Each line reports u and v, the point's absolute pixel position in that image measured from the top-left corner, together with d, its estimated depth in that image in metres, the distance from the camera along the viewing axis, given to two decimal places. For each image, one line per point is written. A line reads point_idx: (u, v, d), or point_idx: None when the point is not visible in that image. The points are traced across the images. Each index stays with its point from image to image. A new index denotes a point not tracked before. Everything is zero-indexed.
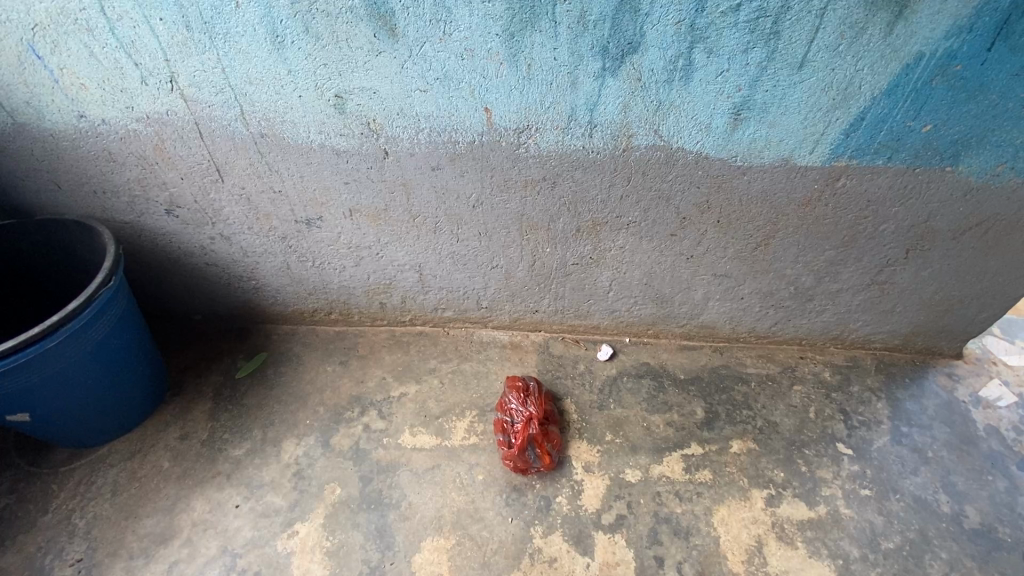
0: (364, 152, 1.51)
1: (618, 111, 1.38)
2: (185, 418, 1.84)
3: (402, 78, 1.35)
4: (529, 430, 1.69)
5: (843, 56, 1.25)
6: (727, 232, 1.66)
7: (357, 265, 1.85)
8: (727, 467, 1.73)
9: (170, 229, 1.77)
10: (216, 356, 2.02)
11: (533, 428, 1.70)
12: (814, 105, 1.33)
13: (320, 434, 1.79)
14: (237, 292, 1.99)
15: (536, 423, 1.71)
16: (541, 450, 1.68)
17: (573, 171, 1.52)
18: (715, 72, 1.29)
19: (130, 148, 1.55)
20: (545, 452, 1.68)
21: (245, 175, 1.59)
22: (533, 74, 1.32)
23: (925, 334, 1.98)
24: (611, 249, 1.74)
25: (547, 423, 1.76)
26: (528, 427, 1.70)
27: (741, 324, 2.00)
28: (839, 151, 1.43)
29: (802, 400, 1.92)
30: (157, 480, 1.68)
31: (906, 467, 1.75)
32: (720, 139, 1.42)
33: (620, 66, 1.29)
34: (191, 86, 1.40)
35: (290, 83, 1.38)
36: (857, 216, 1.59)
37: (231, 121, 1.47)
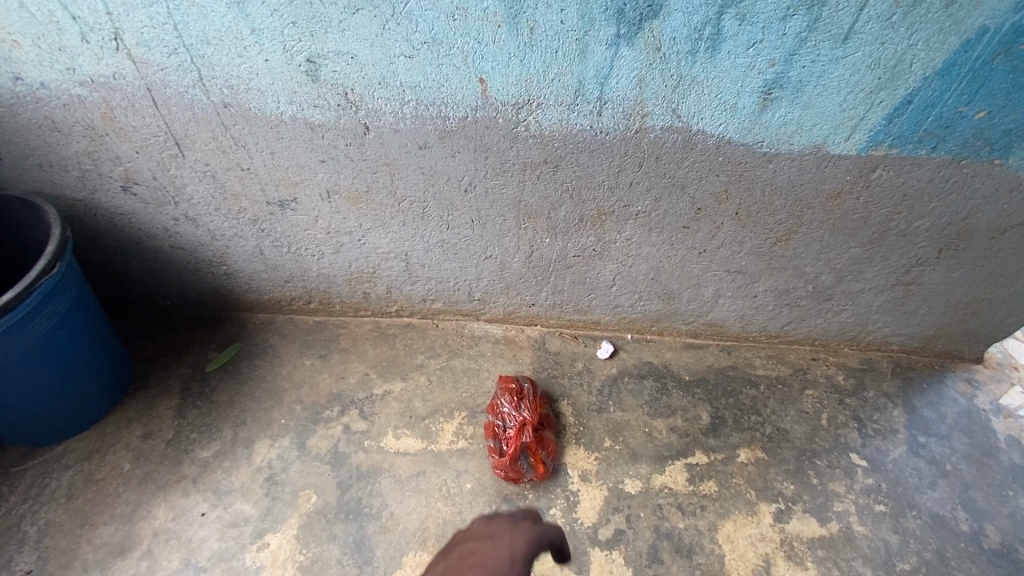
0: (342, 127, 1.33)
1: (633, 86, 1.20)
2: (149, 414, 1.69)
3: (384, 41, 1.16)
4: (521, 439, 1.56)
5: (895, 27, 1.08)
6: (746, 225, 1.50)
7: (338, 251, 1.68)
8: (733, 478, 1.61)
9: (129, 208, 1.59)
10: (184, 347, 1.85)
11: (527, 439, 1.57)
12: (856, 85, 1.17)
13: (296, 434, 1.65)
14: (206, 277, 1.81)
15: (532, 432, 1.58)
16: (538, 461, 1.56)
17: (578, 154, 1.35)
18: (747, 42, 1.11)
19: (76, 116, 1.36)
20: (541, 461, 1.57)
21: (208, 149, 1.41)
22: (536, 40, 1.14)
23: (947, 337, 1.86)
24: (616, 241, 1.58)
25: (542, 428, 1.63)
26: (520, 435, 1.57)
27: (752, 323, 1.86)
28: (879, 139, 1.26)
29: (814, 406, 1.80)
30: (115, 484, 1.54)
31: (922, 481, 1.64)
32: (746, 122, 1.24)
33: (636, 33, 1.12)
34: (139, 45, 1.21)
35: (254, 45, 1.19)
36: (889, 212, 1.44)
37: (189, 88, 1.28)
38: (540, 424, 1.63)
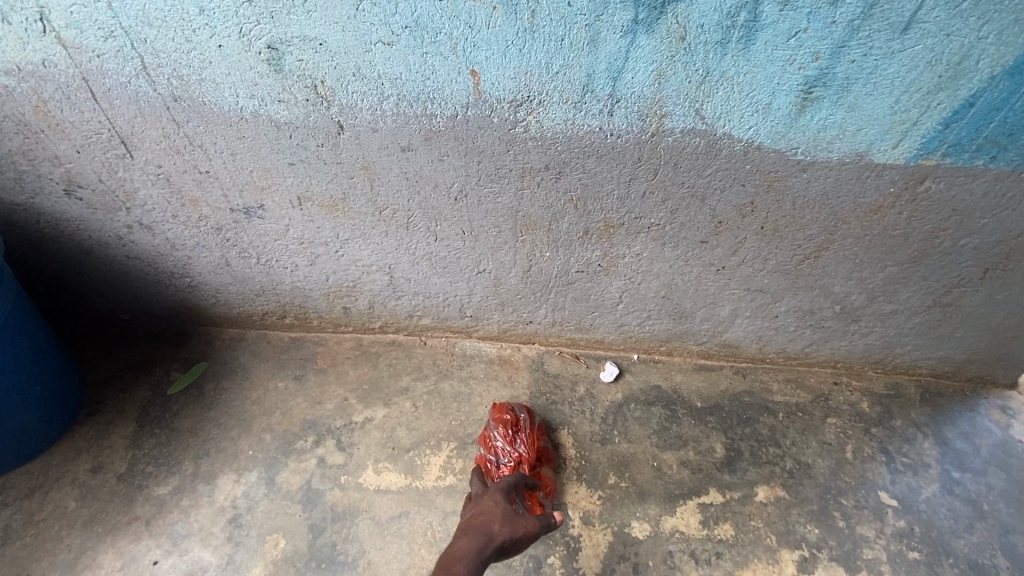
0: (312, 125, 1.15)
1: (650, 82, 1.03)
2: (101, 444, 1.52)
3: (357, 25, 0.99)
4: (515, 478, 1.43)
5: (964, 16, 0.91)
6: (772, 240, 1.33)
7: (313, 263, 1.51)
8: (751, 521, 1.45)
9: (76, 214, 1.41)
10: (144, 366, 1.67)
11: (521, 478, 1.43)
12: (911, 84, 1.00)
13: (265, 468, 1.48)
14: (168, 290, 1.63)
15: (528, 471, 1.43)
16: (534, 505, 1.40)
17: (585, 159, 1.17)
18: (788, 31, 0.94)
19: (4, 109, 1.18)
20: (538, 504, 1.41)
21: (159, 150, 1.23)
22: (538, 26, 0.97)
23: (982, 362, 1.69)
24: (625, 257, 1.41)
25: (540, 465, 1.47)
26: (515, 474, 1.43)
27: (770, 344, 1.69)
28: (931, 147, 1.10)
29: (838, 437, 1.64)
30: (58, 526, 1.37)
31: (959, 524, 1.49)
32: (780, 125, 1.07)
33: (657, 20, 0.94)
34: (69, 27, 1.03)
35: (204, 28, 1.01)
36: (934, 228, 1.27)
37: (132, 78, 1.10)
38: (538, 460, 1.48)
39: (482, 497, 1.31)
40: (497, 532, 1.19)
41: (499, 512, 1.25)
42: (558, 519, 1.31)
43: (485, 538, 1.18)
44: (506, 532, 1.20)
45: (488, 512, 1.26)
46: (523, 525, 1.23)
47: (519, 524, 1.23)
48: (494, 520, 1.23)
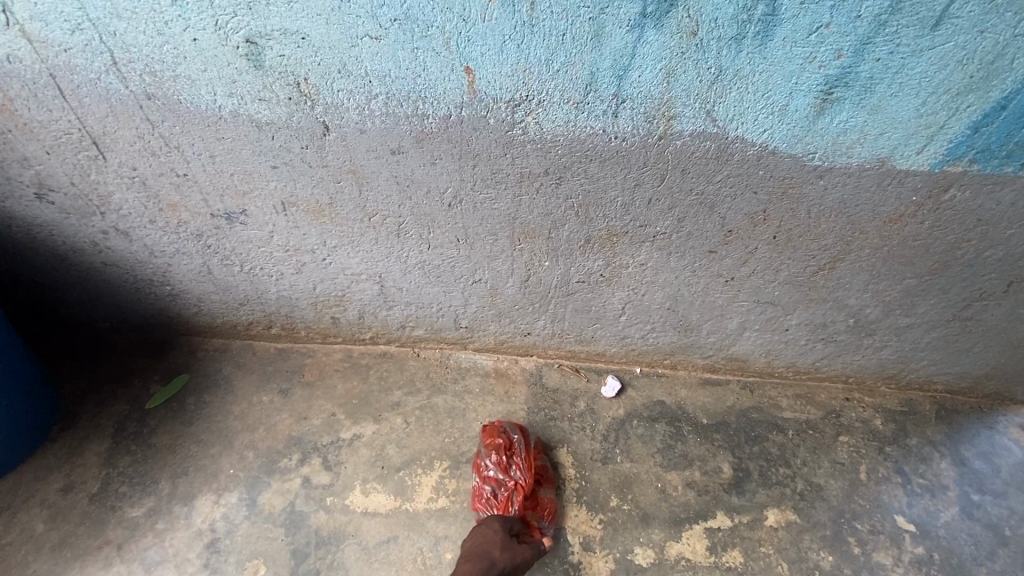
0: (296, 126, 1.08)
1: (658, 81, 0.96)
2: (74, 462, 1.43)
3: (342, 18, 0.91)
4: (509, 508, 1.34)
5: (1001, 11, 0.84)
6: (785, 251, 1.26)
7: (299, 271, 1.43)
8: (761, 547, 1.37)
9: (48, 219, 1.33)
10: (122, 379, 1.59)
11: (516, 507, 1.34)
12: (940, 85, 0.93)
13: (246, 489, 1.39)
14: (148, 298, 1.55)
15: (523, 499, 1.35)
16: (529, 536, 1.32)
17: (587, 163, 1.10)
18: (809, 27, 0.87)
19: None
20: (534, 534, 1.32)
21: (134, 151, 1.16)
22: (538, 19, 0.89)
23: (1001, 378, 1.62)
24: (628, 267, 1.33)
25: (537, 491, 1.38)
26: (508, 504, 1.34)
27: (779, 358, 1.62)
28: (958, 153, 1.03)
29: (851, 456, 1.56)
30: (25, 550, 1.29)
31: (980, 551, 1.41)
32: (798, 128, 1.00)
33: (667, 13, 0.87)
34: (33, 19, 0.96)
35: (177, 20, 0.93)
36: (958, 238, 1.20)
37: (102, 75, 1.02)
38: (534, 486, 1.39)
39: (480, 522, 1.31)
40: (497, 560, 1.21)
41: (499, 538, 1.25)
42: (547, 544, 1.31)
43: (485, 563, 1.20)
44: (505, 561, 1.21)
45: (486, 538, 1.26)
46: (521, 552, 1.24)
47: (518, 550, 1.24)
48: (493, 547, 1.23)
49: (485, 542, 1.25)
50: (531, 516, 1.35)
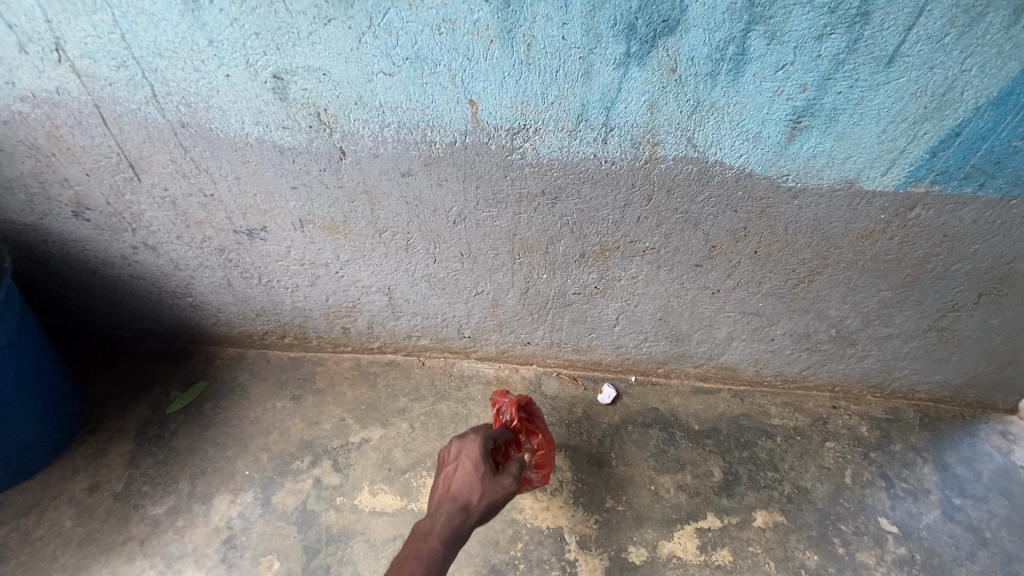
0: (315, 151, 1.19)
1: (643, 111, 1.06)
2: (99, 463, 1.52)
3: (360, 56, 1.02)
4: (501, 418, 1.40)
5: (947, 50, 0.94)
6: (766, 265, 1.35)
7: (314, 283, 1.53)
8: (750, 547, 1.44)
9: (82, 234, 1.44)
10: (144, 385, 1.69)
11: (507, 416, 1.39)
12: (897, 115, 1.02)
13: (261, 489, 1.47)
14: (170, 309, 1.65)
15: (515, 418, 1.37)
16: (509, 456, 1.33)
17: (580, 185, 1.20)
18: (776, 64, 0.97)
19: (17, 134, 1.22)
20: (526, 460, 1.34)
21: (166, 173, 1.26)
22: (534, 58, 1.00)
23: (981, 386, 1.69)
24: (621, 279, 1.43)
25: (532, 418, 1.41)
26: (501, 414, 1.41)
27: (767, 367, 1.70)
28: (920, 175, 1.12)
29: (837, 461, 1.63)
30: (53, 545, 1.37)
31: (960, 552, 1.47)
32: (771, 153, 1.10)
33: (649, 52, 0.98)
34: (83, 56, 1.07)
35: (212, 58, 1.05)
36: (927, 253, 1.29)
37: (142, 106, 1.14)
38: (525, 412, 1.41)
39: (460, 457, 1.27)
40: (472, 507, 1.16)
41: (477, 481, 1.20)
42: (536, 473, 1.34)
43: (461, 513, 1.16)
44: (481, 507, 1.16)
45: (465, 482, 1.21)
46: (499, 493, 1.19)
47: (496, 490, 1.19)
48: (471, 493, 1.19)
49: (462, 485, 1.21)
50: (519, 436, 1.38)
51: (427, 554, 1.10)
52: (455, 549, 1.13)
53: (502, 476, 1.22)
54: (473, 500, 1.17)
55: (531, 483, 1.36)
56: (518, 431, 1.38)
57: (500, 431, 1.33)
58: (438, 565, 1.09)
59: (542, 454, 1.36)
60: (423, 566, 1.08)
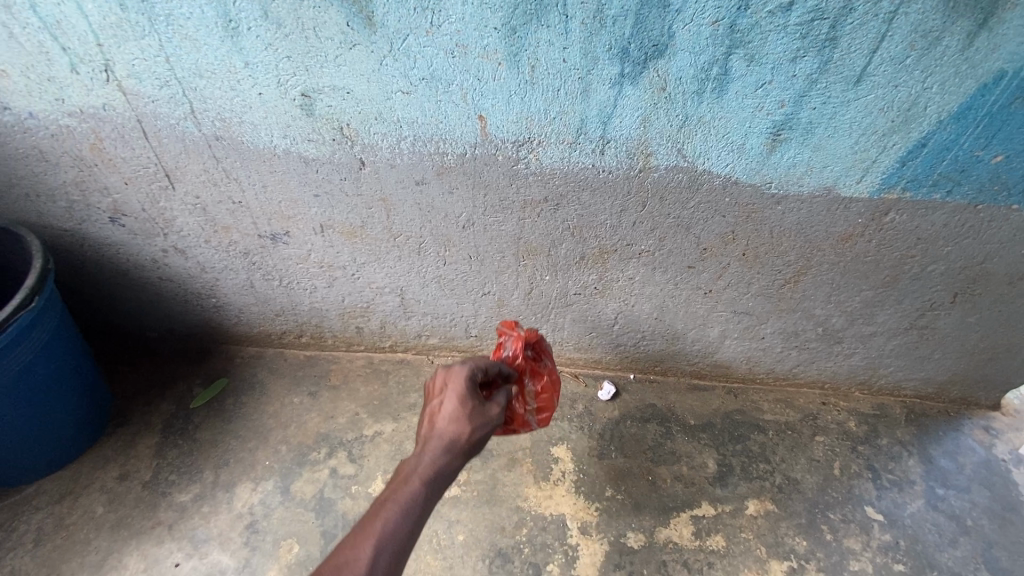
0: (337, 161, 1.29)
1: (637, 125, 1.17)
2: (128, 454, 1.62)
3: (381, 76, 1.13)
4: (504, 353, 1.33)
5: (909, 71, 1.04)
6: (754, 266, 1.45)
7: (331, 285, 1.63)
8: (742, 533, 1.52)
9: (117, 239, 1.54)
10: (169, 382, 1.79)
11: (509, 352, 1.32)
12: (868, 128, 1.13)
13: (281, 478, 1.57)
14: (195, 310, 1.76)
15: (519, 355, 1.31)
16: (517, 401, 1.28)
17: (580, 192, 1.30)
18: (755, 83, 1.07)
19: (63, 146, 1.33)
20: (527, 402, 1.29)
21: (199, 182, 1.37)
22: (538, 78, 1.11)
23: (963, 383, 1.78)
24: (619, 280, 1.52)
25: (537, 359, 1.35)
26: (504, 350, 1.33)
27: (759, 365, 1.79)
28: (892, 182, 1.22)
29: (826, 454, 1.71)
30: (86, 529, 1.46)
31: (943, 539, 1.55)
32: (754, 163, 1.20)
33: (641, 73, 1.08)
34: (129, 77, 1.18)
35: (247, 79, 1.16)
36: (904, 255, 1.38)
37: (181, 120, 1.25)
38: (533, 350, 1.37)
39: (445, 389, 1.04)
40: (461, 441, 0.96)
41: (464, 414, 0.99)
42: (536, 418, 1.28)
43: (448, 450, 0.94)
44: (471, 440, 0.97)
45: (452, 414, 0.99)
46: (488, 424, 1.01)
47: (487, 420, 1.01)
48: (460, 425, 0.98)
49: (449, 418, 0.98)
50: (524, 377, 1.31)
51: (408, 497, 0.88)
52: (441, 490, 0.92)
53: (491, 405, 1.04)
54: (459, 434, 0.97)
55: (531, 425, 1.30)
56: (523, 371, 1.31)
57: (490, 361, 1.16)
58: (420, 511, 0.89)
59: (546, 398, 1.32)
60: (401, 511, 0.87)
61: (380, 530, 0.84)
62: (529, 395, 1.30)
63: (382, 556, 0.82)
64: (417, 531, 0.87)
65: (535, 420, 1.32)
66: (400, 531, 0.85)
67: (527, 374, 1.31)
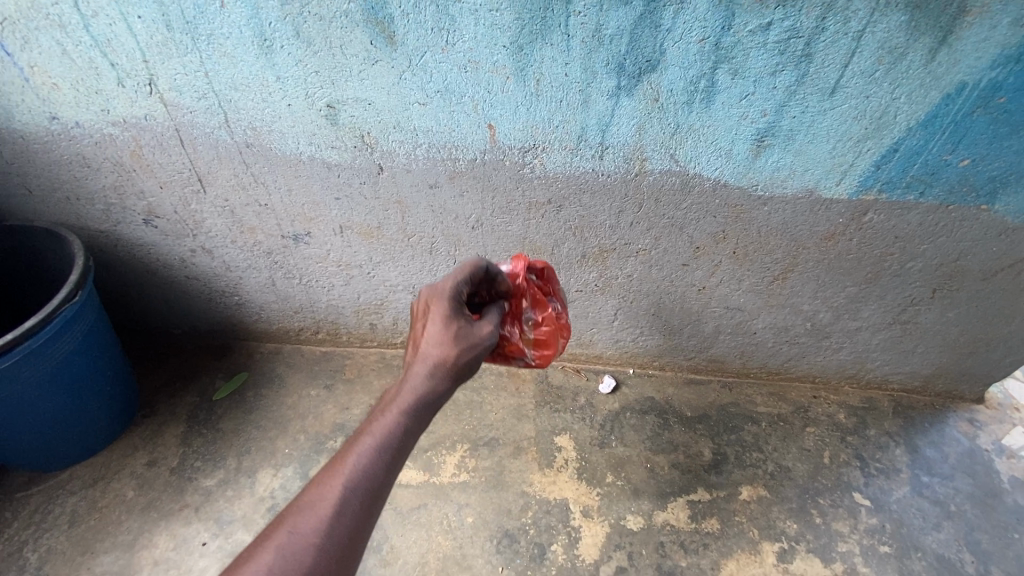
0: (357, 166, 1.40)
1: (633, 133, 1.28)
2: (155, 442, 1.71)
3: (400, 89, 1.24)
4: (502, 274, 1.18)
5: (879, 83, 1.15)
6: (744, 264, 1.55)
7: (347, 283, 1.73)
8: (736, 516, 1.61)
9: (149, 239, 1.66)
10: (193, 376, 1.89)
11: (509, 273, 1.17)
12: (844, 134, 1.23)
13: (300, 464, 1.66)
14: (219, 307, 1.86)
15: (519, 276, 1.16)
16: (515, 326, 1.13)
17: (582, 195, 1.41)
18: (740, 94, 1.18)
19: (105, 153, 1.44)
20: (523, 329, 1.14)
21: (228, 186, 1.49)
22: (543, 90, 1.22)
23: (947, 376, 1.87)
24: (618, 277, 1.63)
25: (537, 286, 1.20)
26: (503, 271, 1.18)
27: (752, 359, 1.88)
28: (868, 184, 1.32)
29: (817, 444, 1.80)
30: (118, 511, 1.56)
31: (927, 522, 1.63)
32: (741, 167, 1.31)
33: (636, 85, 1.19)
34: (171, 90, 1.30)
35: (278, 91, 1.27)
36: (883, 252, 1.48)
37: (215, 129, 1.36)
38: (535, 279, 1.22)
39: (429, 310, 0.96)
40: (446, 366, 0.90)
41: (448, 336, 0.92)
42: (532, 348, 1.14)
43: (432, 377, 0.89)
44: (457, 364, 0.91)
45: (437, 337, 0.92)
46: (476, 348, 0.94)
47: (475, 343, 0.94)
48: (445, 349, 0.91)
49: (433, 341, 0.92)
50: (524, 302, 1.16)
51: (385, 430, 0.85)
52: (420, 424, 0.88)
53: (480, 327, 0.97)
54: (437, 363, 0.90)
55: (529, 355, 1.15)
56: (523, 294, 1.15)
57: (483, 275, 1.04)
58: (394, 450, 0.84)
59: (547, 329, 1.17)
60: (378, 443, 0.84)
61: (353, 466, 0.81)
62: (525, 323, 1.15)
63: (350, 497, 0.79)
64: (391, 471, 0.84)
65: (531, 357, 1.17)
66: (372, 471, 0.82)
67: (527, 298, 1.16)
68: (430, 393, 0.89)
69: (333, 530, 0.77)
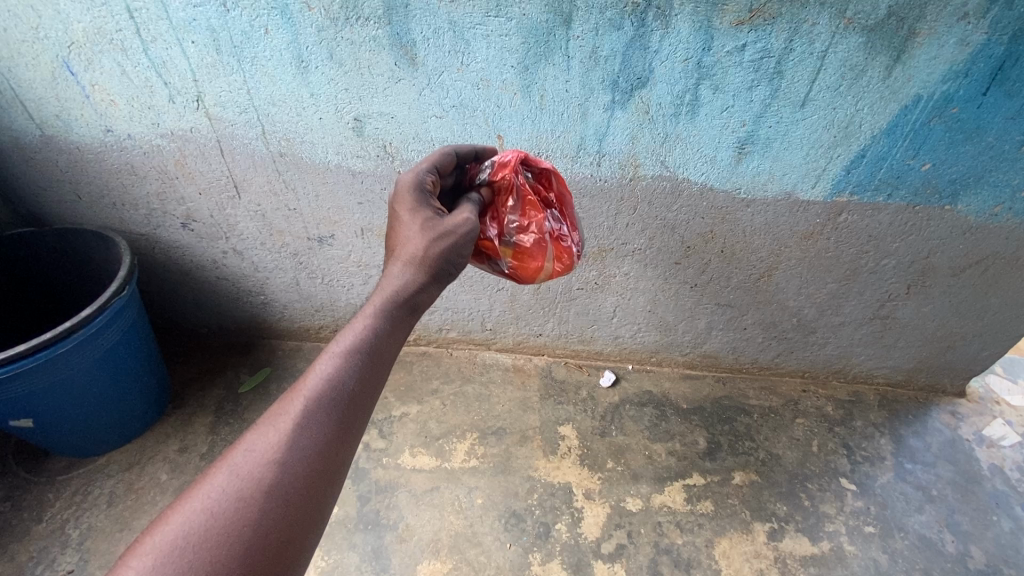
0: (380, 173, 1.56)
1: (627, 142, 1.43)
2: (186, 430, 1.84)
3: (420, 104, 1.40)
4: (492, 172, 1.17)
5: (843, 96, 1.30)
6: (732, 262, 1.68)
7: (366, 282, 1.87)
8: (729, 499, 1.71)
9: (185, 241, 1.80)
10: (219, 370, 2.02)
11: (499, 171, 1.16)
12: (815, 142, 1.38)
13: None
14: (245, 306, 2.00)
15: (508, 177, 1.15)
16: (496, 226, 1.16)
17: (582, 199, 1.56)
18: (721, 107, 1.33)
19: (152, 162, 1.60)
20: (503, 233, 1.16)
21: (261, 192, 1.64)
22: (546, 105, 1.38)
23: (928, 370, 1.98)
24: (616, 276, 1.76)
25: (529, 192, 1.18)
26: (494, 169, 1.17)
27: (743, 355, 2.00)
28: (841, 187, 1.47)
29: (806, 434, 1.91)
30: (153, 492, 1.68)
31: (910, 505, 1.73)
32: (725, 172, 1.46)
33: (629, 99, 1.34)
34: (215, 105, 1.46)
35: (311, 106, 1.43)
36: (859, 251, 1.62)
37: (253, 140, 1.52)
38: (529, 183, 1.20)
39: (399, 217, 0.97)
40: (420, 255, 0.91)
41: (417, 232, 0.93)
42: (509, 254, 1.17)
43: (403, 278, 0.89)
44: (431, 255, 0.92)
45: (409, 237, 0.93)
46: (448, 246, 0.94)
47: (449, 235, 0.94)
48: (417, 242, 0.92)
49: (404, 241, 0.93)
50: (511, 205, 1.16)
51: (354, 339, 0.82)
52: (394, 331, 0.86)
53: (453, 220, 0.97)
54: (409, 264, 0.90)
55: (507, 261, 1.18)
56: (509, 193, 1.15)
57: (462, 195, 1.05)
58: (363, 361, 0.80)
59: (529, 238, 1.17)
60: (346, 351, 0.80)
61: (319, 376, 0.77)
62: (507, 227, 1.16)
63: (315, 405, 0.75)
64: (362, 384, 0.79)
65: (508, 264, 1.20)
66: (339, 379, 0.77)
67: (514, 198, 1.16)
68: (399, 301, 0.88)
69: (297, 441, 0.72)
